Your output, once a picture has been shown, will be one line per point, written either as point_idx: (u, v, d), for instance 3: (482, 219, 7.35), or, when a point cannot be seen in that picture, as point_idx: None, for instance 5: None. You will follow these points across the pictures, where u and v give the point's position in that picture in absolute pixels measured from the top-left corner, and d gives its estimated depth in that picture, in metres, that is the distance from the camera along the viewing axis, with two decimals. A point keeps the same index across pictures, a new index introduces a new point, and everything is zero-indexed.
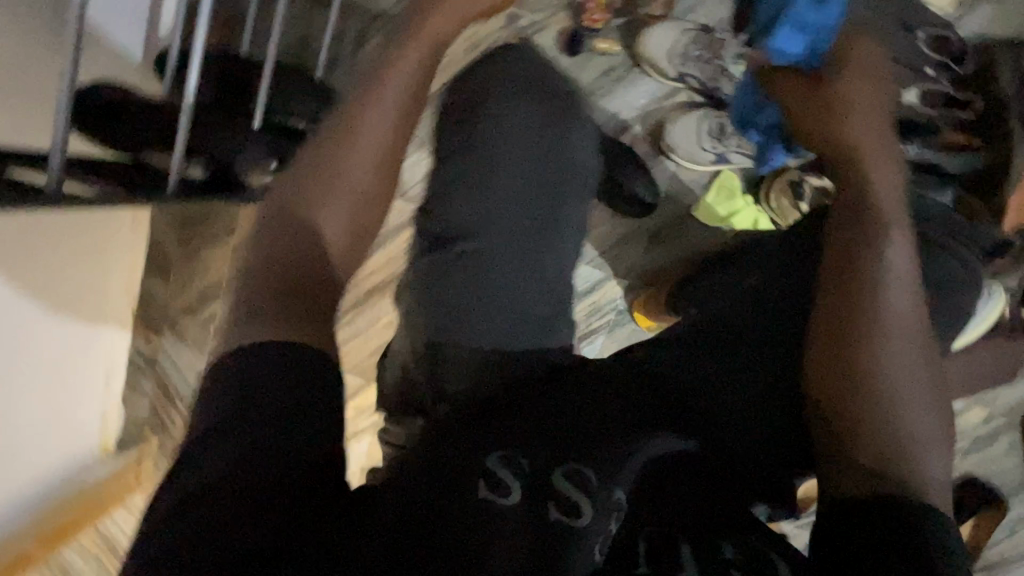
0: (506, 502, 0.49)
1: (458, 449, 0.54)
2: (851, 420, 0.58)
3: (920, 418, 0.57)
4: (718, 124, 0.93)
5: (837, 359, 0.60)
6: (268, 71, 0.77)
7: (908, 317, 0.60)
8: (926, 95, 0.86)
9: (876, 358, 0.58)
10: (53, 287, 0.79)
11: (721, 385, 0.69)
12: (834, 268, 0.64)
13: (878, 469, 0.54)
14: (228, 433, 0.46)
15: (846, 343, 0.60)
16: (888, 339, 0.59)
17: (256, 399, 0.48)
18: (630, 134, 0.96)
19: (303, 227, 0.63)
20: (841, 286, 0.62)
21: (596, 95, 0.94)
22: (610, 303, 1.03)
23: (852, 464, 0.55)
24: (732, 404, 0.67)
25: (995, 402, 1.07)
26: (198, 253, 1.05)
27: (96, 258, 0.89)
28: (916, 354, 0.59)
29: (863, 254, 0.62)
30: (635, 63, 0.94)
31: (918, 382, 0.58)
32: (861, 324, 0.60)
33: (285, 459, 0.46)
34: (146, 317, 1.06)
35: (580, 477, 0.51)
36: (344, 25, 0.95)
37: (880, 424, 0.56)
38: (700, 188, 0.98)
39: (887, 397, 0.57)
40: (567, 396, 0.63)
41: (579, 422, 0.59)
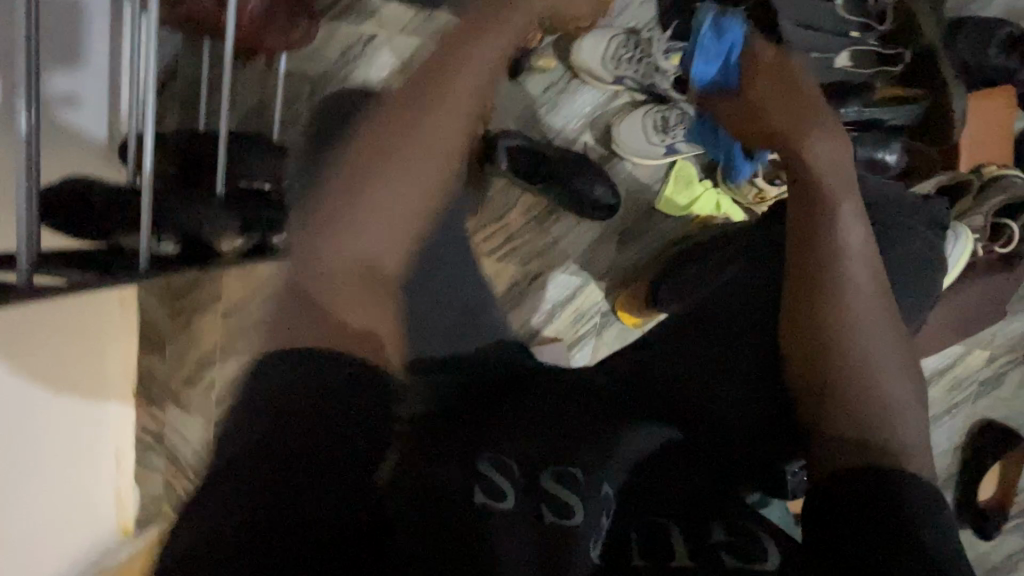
0: (501, 504, 0.50)
1: (451, 454, 0.54)
2: (831, 399, 0.57)
3: (894, 389, 0.56)
4: (662, 119, 0.95)
5: (809, 343, 0.59)
6: (223, 144, 0.81)
7: (870, 292, 0.60)
8: (857, 57, 0.89)
9: (847, 335, 0.57)
10: (49, 374, 0.83)
11: (697, 378, 0.69)
12: (797, 250, 0.63)
13: (866, 443, 0.53)
14: (250, 442, 0.49)
15: (816, 326, 0.59)
16: (856, 315, 0.58)
17: (268, 422, 0.50)
18: (582, 142, 0.99)
19: (346, 245, 0.57)
20: (804, 269, 0.61)
21: (541, 112, 0.97)
22: (593, 307, 1.05)
23: (837, 442, 0.54)
24: (710, 399, 0.67)
25: (989, 344, 1.06)
26: (190, 323, 1.08)
27: (90, 341, 0.94)
28: (886, 328, 0.58)
29: (822, 234, 0.61)
30: (574, 74, 0.96)
31: (890, 355, 0.57)
32: (829, 303, 0.59)
33: (305, 464, 0.50)
34: (147, 394, 1.08)
35: (565, 477, 0.52)
36: (290, 83, 0.97)
37: (861, 396, 0.56)
38: (659, 180, 1.00)
39: (862, 369, 0.56)
40: (541, 401, 0.61)
41: (562, 425, 0.58)
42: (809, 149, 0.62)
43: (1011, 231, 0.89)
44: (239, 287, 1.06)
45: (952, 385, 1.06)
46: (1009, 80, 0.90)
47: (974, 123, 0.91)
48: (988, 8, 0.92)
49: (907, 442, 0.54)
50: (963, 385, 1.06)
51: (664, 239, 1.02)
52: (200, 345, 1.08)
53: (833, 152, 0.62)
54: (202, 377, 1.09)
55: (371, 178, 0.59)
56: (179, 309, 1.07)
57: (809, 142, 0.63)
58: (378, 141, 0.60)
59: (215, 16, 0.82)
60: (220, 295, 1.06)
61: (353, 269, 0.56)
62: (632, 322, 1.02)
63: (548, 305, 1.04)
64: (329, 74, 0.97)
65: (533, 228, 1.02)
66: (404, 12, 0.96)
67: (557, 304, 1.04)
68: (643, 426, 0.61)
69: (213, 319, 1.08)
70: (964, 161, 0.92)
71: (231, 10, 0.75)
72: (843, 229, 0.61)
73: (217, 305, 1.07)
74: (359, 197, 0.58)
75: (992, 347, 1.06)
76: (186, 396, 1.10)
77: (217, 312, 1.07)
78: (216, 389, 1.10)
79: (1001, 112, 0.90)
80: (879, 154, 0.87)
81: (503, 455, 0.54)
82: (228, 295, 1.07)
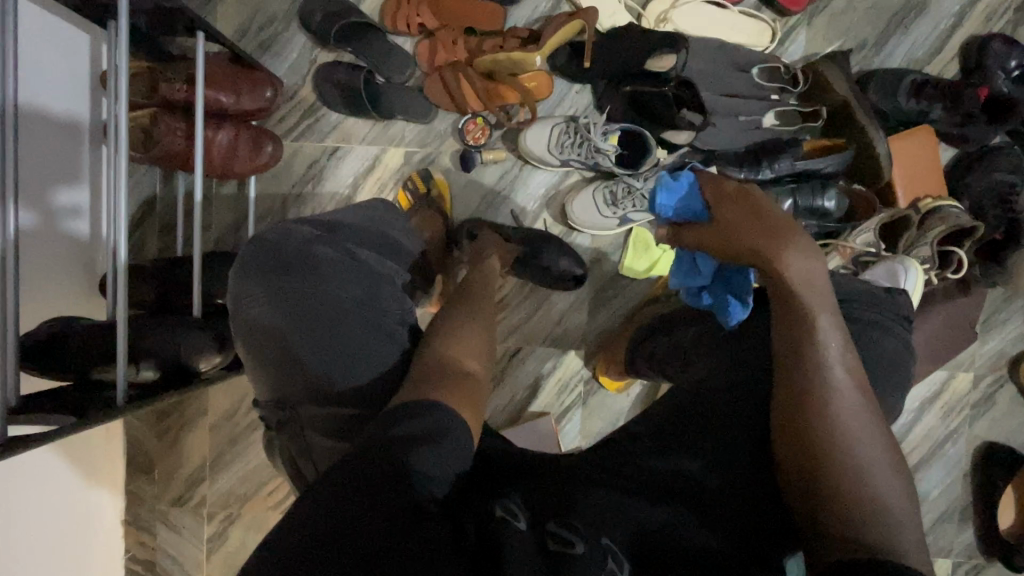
0: (515, 526, 0.47)
1: (473, 500, 0.52)
2: (826, 497, 0.51)
3: (890, 490, 0.51)
4: (611, 194, 0.98)
5: (801, 443, 0.55)
6: (198, 262, 0.87)
7: (855, 394, 0.56)
8: (778, 119, 0.97)
9: (836, 435, 0.53)
10: (39, 507, 0.84)
11: (687, 455, 0.62)
12: (783, 347, 0.60)
13: (867, 528, 0.48)
14: (345, 492, 0.46)
15: (805, 425, 0.55)
16: (844, 414, 0.55)
17: (358, 481, 0.47)
18: (540, 223, 1.04)
19: (452, 344, 0.66)
20: (787, 369, 0.59)
21: (498, 199, 1.04)
22: (576, 377, 1.06)
23: (837, 524, 0.49)
24: (706, 479, 0.59)
25: (973, 364, 1.05)
26: (180, 440, 1.08)
27: (83, 464, 0.95)
28: (874, 428, 0.54)
29: (803, 336, 0.59)
30: (524, 161, 1.03)
31: (885, 459, 0.52)
32: (816, 404, 0.55)
33: (388, 513, 0.45)
34: (138, 519, 1.07)
35: (562, 535, 0.47)
36: (262, 198, 1.04)
37: (854, 472, 0.51)
38: (619, 249, 1.05)
39: (851, 445, 0.53)
40: (535, 475, 0.59)
41: (558, 493, 0.56)
42: (784, 262, 0.63)
43: (957, 256, 0.92)
44: (225, 399, 1.07)
45: (945, 412, 1.05)
46: (925, 119, 0.97)
47: (902, 163, 0.96)
48: (892, 58, 1.00)
49: (908, 545, 0.47)
50: (956, 410, 1.05)
51: (632, 302, 1.05)
52: (189, 462, 1.08)
53: (809, 268, 0.63)
54: (192, 495, 1.08)
55: (459, 320, 0.70)
56: (166, 429, 1.08)
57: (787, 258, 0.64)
58: (468, 298, 0.75)
59: (185, 152, 0.89)
60: (208, 407, 1.08)
61: (449, 369, 0.62)
62: (615, 388, 1.03)
63: (530, 379, 1.06)
64: (297, 187, 1.04)
65: (504, 306, 1.05)
66: (361, 125, 1.04)
67: (539, 376, 1.06)
68: (638, 507, 0.55)
69: (202, 434, 1.08)
70: (903, 199, 0.97)
71: (199, 149, 0.83)
72: (825, 331, 0.59)
73: (205, 419, 1.08)
74: (444, 327, 0.69)
75: (976, 368, 1.04)
76: (177, 517, 1.08)
77: (207, 426, 1.08)
78: (208, 507, 1.08)
79: (926, 148, 0.96)
80: (818, 202, 0.93)
81: (509, 503, 0.51)
82: (214, 408, 1.08)
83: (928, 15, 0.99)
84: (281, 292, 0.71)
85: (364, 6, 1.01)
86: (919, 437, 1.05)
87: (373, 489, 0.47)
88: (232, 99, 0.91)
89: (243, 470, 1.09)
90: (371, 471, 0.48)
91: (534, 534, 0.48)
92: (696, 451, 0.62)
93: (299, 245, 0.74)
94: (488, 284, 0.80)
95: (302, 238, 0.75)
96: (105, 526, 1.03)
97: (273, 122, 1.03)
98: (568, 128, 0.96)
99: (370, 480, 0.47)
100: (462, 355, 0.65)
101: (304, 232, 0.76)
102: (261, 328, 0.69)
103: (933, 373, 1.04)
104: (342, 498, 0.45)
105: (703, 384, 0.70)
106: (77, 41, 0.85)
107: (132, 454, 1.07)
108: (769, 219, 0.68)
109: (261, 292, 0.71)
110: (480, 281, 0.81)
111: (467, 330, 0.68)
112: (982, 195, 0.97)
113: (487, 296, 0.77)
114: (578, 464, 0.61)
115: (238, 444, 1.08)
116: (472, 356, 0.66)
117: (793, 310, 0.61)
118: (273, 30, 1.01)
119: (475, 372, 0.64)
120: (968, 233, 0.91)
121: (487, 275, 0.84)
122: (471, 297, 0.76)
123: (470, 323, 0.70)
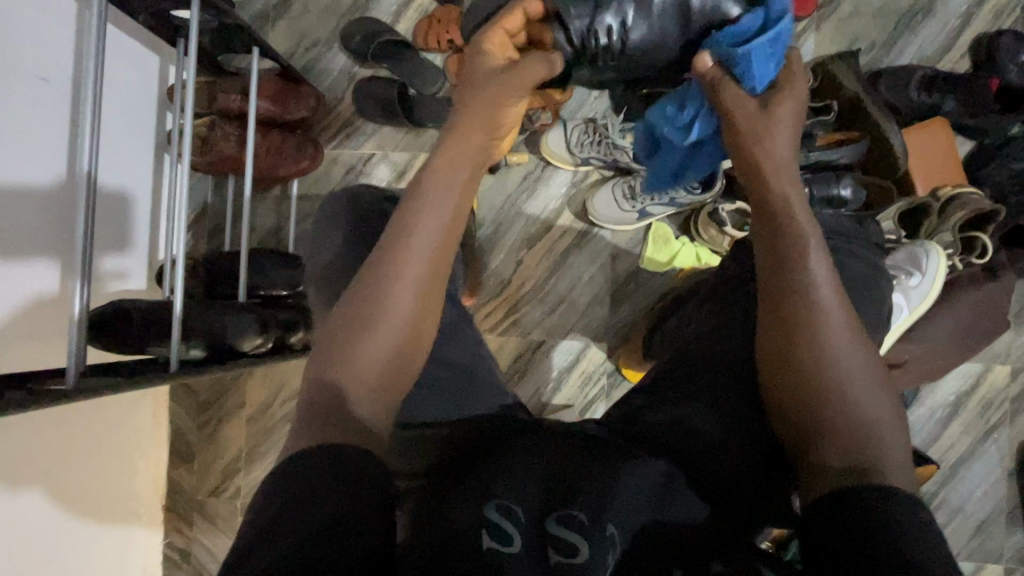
0: (507, 549, 0.46)
1: (470, 487, 0.53)
2: (816, 424, 0.56)
3: (873, 403, 0.55)
4: (630, 188, 1.02)
5: (792, 375, 0.58)
6: (244, 253, 0.94)
7: (838, 313, 0.58)
8: None
9: (823, 361, 0.56)
10: (82, 484, 0.90)
11: (687, 411, 0.66)
12: (767, 282, 0.62)
13: (856, 445, 0.53)
14: (322, 490, 0.45)
15: (796, 358, 0.58)
16: (830, 339, 0.57)
17: (333, 479, 0.47)
18: (563, 219, 1.09)
19: (366, 348, 0.56)
20: (774, 301, 0.60)
21: (522, 198, 1.09)
22: (598, 370, 1.08)
23: (825, 445, 0.54)
24: (709, 434, 0.64)
25: (1010, 357, 1.02)
26: (217, 431, 1.13)
27: (130, 447, 1.03)
28: (856, 345, 0.57)
29: (789, 266, 0.60)
30: (546, 162, 1.09)
31: (867, 374, 0.56)
32: (804, 333, 0.57)
33: (365, 504, 0.46)
34: (176, 507, 1.12)
35: (569, 519, 0.49)
36: (303, 201, 1.12)
37: (845, 393, 0.55)
38: (638, 244, 1.08)
39: (839, 368, 0.56)
40: (541, 436, 0.60)
41: (569, 461, 0.55)
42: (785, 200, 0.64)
43: (983, 241, 0.92)
44: (263, 392, 1.13)
45: (982, 406, 1.02)
46: (938, 111, 0.99)
47: (918, 155, 0.99)
48: (901, 57, 1.04)
49: (889, 454, 0.53)
50: (995, 403, 1.02)
51: (653, 295, 1.07)
52: (226, 453, 1.13)
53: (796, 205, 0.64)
54: (228, 486, 1.12)
55: (341, 347, 0.56)
56: (206, 420, 1.13)
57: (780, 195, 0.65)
58: (354, 321, 0.56)
59: (236, 156, 0.99)
60: (245, 399, 1.13)
61: (337, 419, 0.52)
62: (638, 379, 1.04)
63: (554, 371, 1.08)
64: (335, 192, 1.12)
65: (527, 300, 1.09)
66: (394, 133, 1.12)
67: (563, 370, 1.08)
68: (639, 463, 0.56)
69: (238, 426, 1.13)
70: (920, 187, 0.98)
71: (250, 152, 0.93)
72: (807, 255, 0.60)
73: (242, 411, 1.13)
74: (342, 368, 0.55)
75: (1011, 362, 1.02)
76: (213, 507, 1.12)
77: (243, 418, 1.13)
78: (242, 497, 1.12)
79: (941, 140, 0.98)
80: (834, 190, 0.94)
81: (503, 498, 0.50)
82: (252, 401, 1.13)
83: (936, 15, 1.03)
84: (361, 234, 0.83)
85: (398, 27, 1.11)
86: (957, 431, 1.02)
87: (344, 488, 0.46)
88: (280, 109, 1.01)
89: (275, 461, 1.12)
90: (350, 471, 0.48)
91: (534, 540, 0.48)
92: (700, 398, 0.67)
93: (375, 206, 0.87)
94: (395, 284, 0.57)
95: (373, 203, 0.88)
96: (145, 512, 1.08)
97: (315, 132, 1.13)
98: (586, 127, 1.02)
99: (354, 477, 0.48)
100: (349, 394, 0.55)
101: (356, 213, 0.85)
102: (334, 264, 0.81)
103: (965, 366, 1.02)
104: (325, 486, 0.46)
105: (706, 343, 0.73)
106: (151, 63, 0.99)
107: (173, 443, 1.13)
108: (786, 150, 0.67)
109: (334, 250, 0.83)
110: (375, 289, 0.57)
111: (362, 362, 0.55)
112: (1003, 183, 0.98)
113: (378, 309, 0.56)
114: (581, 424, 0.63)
115: (271, 437, 1.12)
116: (361, 400, 0.55)
117: (778, 250, 0.62)
118: (317, 51, 1.12)
119: (368, 420, 0.54)
120: (991, 216, 0.91)
121: (397, 266, 0.58)
122: (363, 316, 0.56)
123: (365, 354, 0.56)
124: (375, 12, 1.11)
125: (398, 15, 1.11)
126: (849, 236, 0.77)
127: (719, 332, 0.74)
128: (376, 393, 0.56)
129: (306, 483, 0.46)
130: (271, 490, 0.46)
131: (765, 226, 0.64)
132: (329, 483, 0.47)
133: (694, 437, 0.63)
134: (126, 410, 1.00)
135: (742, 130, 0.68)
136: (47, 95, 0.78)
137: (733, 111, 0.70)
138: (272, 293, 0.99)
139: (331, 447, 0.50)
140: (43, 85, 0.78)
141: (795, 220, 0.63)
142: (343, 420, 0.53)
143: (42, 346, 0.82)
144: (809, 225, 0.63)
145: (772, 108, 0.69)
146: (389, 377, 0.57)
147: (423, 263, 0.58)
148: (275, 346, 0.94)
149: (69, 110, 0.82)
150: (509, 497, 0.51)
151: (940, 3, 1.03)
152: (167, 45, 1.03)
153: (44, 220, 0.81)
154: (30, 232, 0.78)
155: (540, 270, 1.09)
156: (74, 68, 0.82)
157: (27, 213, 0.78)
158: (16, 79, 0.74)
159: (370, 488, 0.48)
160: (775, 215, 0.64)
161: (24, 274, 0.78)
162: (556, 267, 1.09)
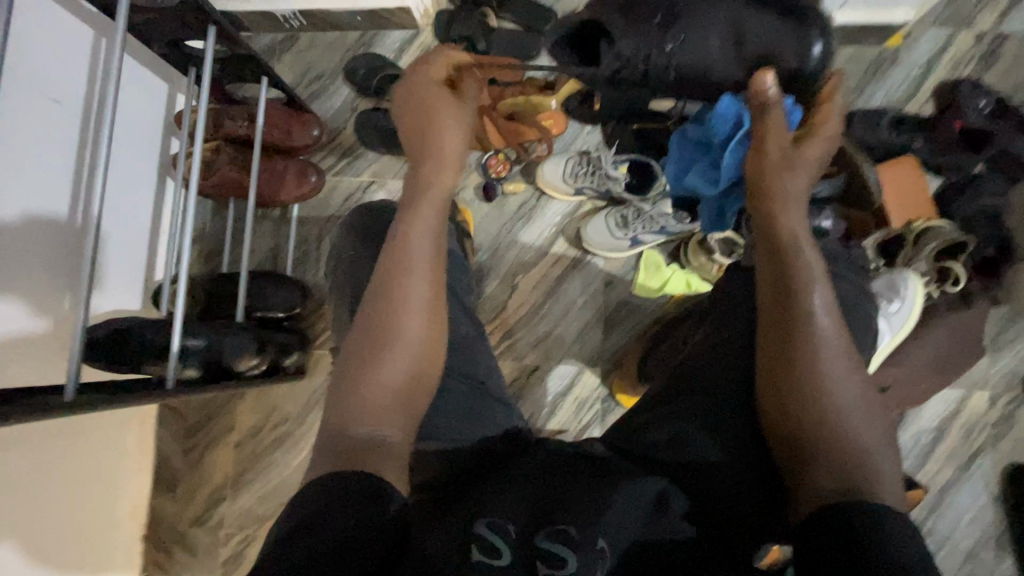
0: (497, 562, 0.46)
1: (468, 506, 0.52)
2: (810, 448, 0.57)
3: (865, 430, 0.57)
4: (622, 217, 1.05)
5: (787, 396, 0.60)
6: (243, 275, 0.95)
7: (834, 342, 0.61)
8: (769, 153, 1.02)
9: (822, 385, 0.59)
10: (62, 509, 0.88)
11: (692, 424, 0.67)
12: (770, 303, 0.66)
13: (850, 466, 0.55)
14: (321, 519, 0.45)
15: (793, 379, 0.60)
16: (827, 362, 0.60)
17: (336, 502, 0.47)
18: (557, 246, 1.12)
19: (379, 372, 0.59)
20: (780, 324, 0.63)
21: (518, 225, 1.12)
22: (593, 395, 1.09)
23: (824, 465, 0.56)
24: (713, 451, 0.64)
25: (989, 383, 1.05)
26: (202, 457, 1.11)
27: (116, 471, 1.01)
28: (852, 375, 0.60)
29: (794, 290, 0.64)
30: (543, 192, 1.12)
31: (855, 401, 0.59)
32: (801, 354, 0.61)
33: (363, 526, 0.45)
34: (157, 537, 1.09)
35: (560, 533, 0.48)
36: (305, 227, 1.14)
37: (841, 416, 0.58)
38: (630, 271, 1.11)
39: (836, 390, 0.59)
40: (546, 453, 0.60)
41: (568, 478, 0.55)
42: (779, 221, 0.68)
43: (956, 272, 0.97)
44: (253, 416, 1.11)
45: (965, 431, 1.05)
46: (908, 150, 1.07)
47: (893, 191, 1.05)
48: (872, 100, 1.11)
49: (882, 480, 0.54)
50: (977, 429, 1.05)
51: (644, 322, 1.10)
52: (212, 480, 1.10)
53: (795, 227, 0.68)
54: (211, 515, 1.09)
55: (360, 370, 0.59)
56: (193, 445, 1.11)
57: (773, 216, 0.68)
58: (366, 346, 0.60)
59: (239, 179, 1.00)
60: (234, 424, 1.11)
61: (347, 445, 0.54)
62: (631, 404, 1.05)
63: (548, 397, 1.09)
64: (335, 217, 1.15)
65: (522, 325, 1.11)
66: (393, 162, 1.16)
67: (558, 394, 1.09)
68: (642, 476, 0.57)
69: (226, 452, 1.10)
70: (894, 220, 1.04)
71: (254, 175, 0.95)
72: (804, 283, 0.64)
73: (230, 436, 1.11)
74: (358, 389, 0.58)
75: (990, 387, 1.05)
76: (194, 538, 1.09)
77: (231, 443, 1.11)
78: (226, 527, 1.09)
79: (912, 175, 1.04)
80: (816, 223, 0.95)
81: (497, 516, 0.50)
82: (241, 426, 1.11)
83: (902, 64, 1.11)
84: (375, 240, 0.84)
85: (400, 63, 1.16)
86: (942, 457, 1.04)
87: (346, 513, 0.46)
88: (284, 136, 1.04)
89: (263, 489, 1.09)
90: (371, 490, 0.49)
91: (523, 554, 0.47)
92: (698, 415, 0.67)
93: (385, 212, 0.88)
94: (403, 307, 0.62)
95: (379, 212, 0.88)
96: (125, 541, 1.04)
97: (316, 160, 1.16)
98: (581, 160, 1.06)
99: (365, 501, 0.47)
100: (365, 415, 0.56)
101: (357, 234, 0.87)
102: (351, 272, 0.83)
103: (946, 391, 1.05)
104: (320, 512, 0.46)
105: (709, 351, 0.74)
106: (158, 88, 1.02)
107: (157, 470, 1.09)
108: (802, 183, 0.70)
109: (341, 269, 0.85)
110: (381, 317, 0.61)
111: (379, 385, 0.58)
112: (970, 216, 1.04)
113: (393, 332, 0.60)
114: (583, 445, 0.63)
115: (258, 464, 1.10)
116: (380, 422, 0.57)
117: (782, 275, 0.65)
118: (322, 83, 1.17)
119: (386, 440, 0.56)
120: (961, 248, 0.97)
121: (397, 289, 0.62)
122: (376, 341, 0.60)
123: (381, 376, 0.59)
124: (379, 49, 1.16)
125: (401, 51, 1.16)
126: (844, 264, 0.80)
127: (723, 344, 0.74)
128: (398, 416, 0.58)
129: (332, 496, 0.48)
130: (285, 512, 0.47)
131: (772, 241, 0.68)
132: (332, 502, 0.47)
133: (698, 452, 0.64)
134: (111, 432, 0.99)
135: (769, 153, 0.71)
136: (59, 117, 0.81)
137: (768, 134, 0.71)
138: (268, 315, 1.00)
139: (342, 470, 0.50)
140: (57, 108, 0.80)
141: (793, 248, 0.66)
142: (347, 439, 0.54)
143: (33, 363, 0.80)
144: (815, 259, 0.66)
145: (803, 144, 0.72)
146: (404, 399, 0.59)
147: (426, 287, 0.63)
148: (271, 365, 0.94)
149: (80, 132, 0.84)
150: (504, 513, 0.50)
151: (905, 52, 1.11)
152: (176, 72, 1.06)
153: (48, 235, 0.82)
154: (32, 248, 0.79)
155: (536, 295, 1.11)
156: (87, 93, 0.85)
157: (32, 231, 0.79)
158: (34, 102, 0.77)
159: (380, 508, 0.47)
160: (779, 240, 0.67)
161: (22, 292, 0.79)
162: (551, 292, 1.11)
